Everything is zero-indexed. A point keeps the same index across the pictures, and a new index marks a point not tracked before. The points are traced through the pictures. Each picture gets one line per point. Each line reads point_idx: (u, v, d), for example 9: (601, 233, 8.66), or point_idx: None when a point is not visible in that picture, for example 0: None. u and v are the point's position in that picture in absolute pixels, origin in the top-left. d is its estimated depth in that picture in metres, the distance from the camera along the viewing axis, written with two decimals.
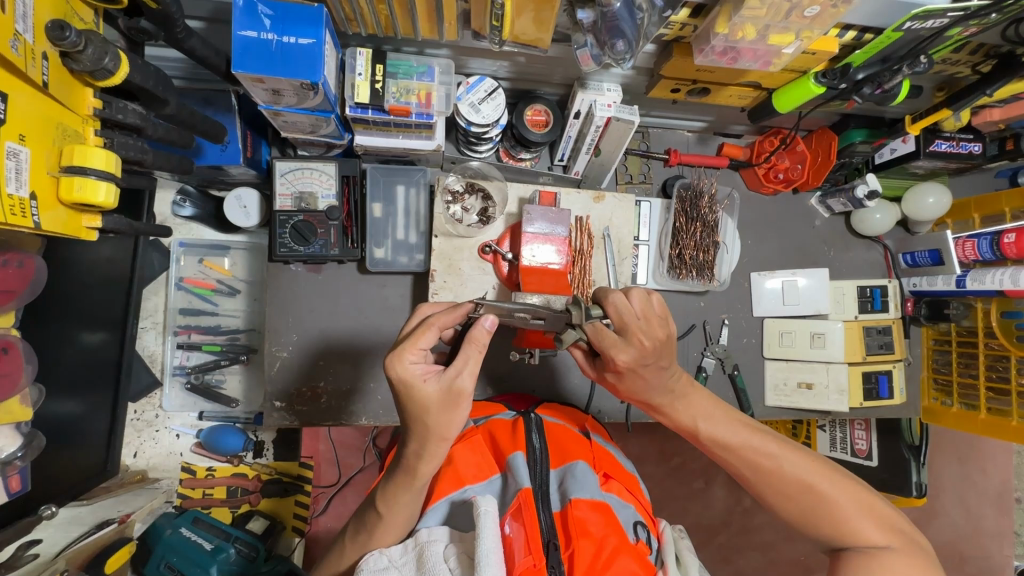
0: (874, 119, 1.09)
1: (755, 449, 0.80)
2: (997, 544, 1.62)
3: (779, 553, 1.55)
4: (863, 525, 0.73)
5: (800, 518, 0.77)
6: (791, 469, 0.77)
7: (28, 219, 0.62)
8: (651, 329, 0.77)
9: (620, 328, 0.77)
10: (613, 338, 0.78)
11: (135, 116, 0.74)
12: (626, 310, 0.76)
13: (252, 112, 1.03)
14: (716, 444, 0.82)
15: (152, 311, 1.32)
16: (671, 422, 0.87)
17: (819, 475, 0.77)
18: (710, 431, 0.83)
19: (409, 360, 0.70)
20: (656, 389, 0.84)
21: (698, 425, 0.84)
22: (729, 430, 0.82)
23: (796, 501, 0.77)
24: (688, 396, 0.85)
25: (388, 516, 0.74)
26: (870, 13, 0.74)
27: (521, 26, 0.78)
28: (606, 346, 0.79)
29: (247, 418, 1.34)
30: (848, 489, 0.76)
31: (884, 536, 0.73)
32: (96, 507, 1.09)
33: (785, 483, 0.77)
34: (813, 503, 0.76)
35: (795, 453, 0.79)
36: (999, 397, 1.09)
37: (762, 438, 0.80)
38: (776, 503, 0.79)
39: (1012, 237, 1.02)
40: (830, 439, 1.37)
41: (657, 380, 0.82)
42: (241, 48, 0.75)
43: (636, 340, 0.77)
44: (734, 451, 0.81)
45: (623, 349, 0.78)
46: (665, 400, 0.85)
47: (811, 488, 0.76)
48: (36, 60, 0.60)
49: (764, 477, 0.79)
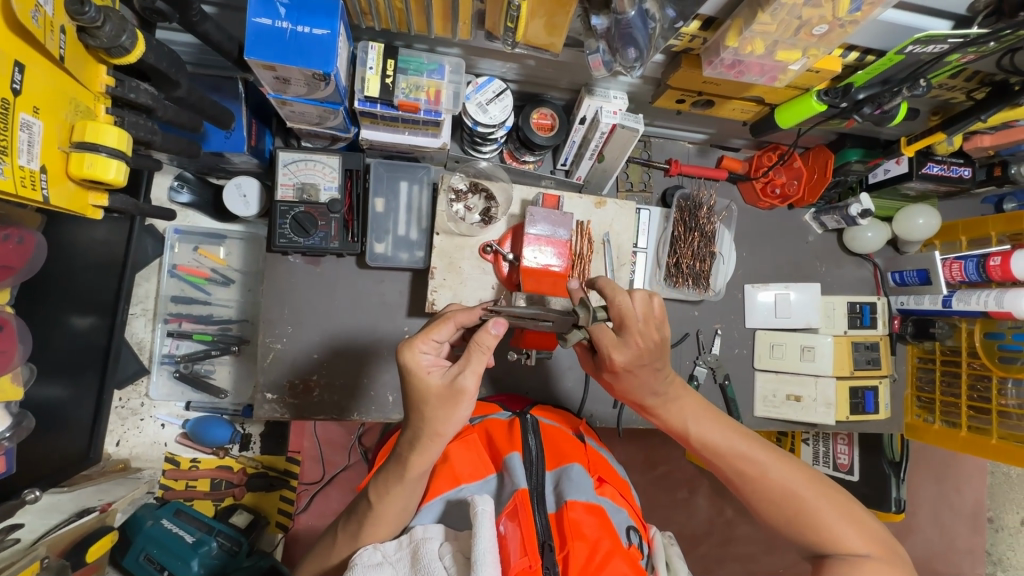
0: (870, 139, 1.12)
1: (743, 455, 0.81)
2: (969, 561, 1.66)
3: (759, 565, 1.57)
4: (845, 533, 0.74)
5: (786, 524, 0.78)
6: (778, 477, 0.78)
7: (38, 192, 0.62)
8: (648, 332, 0.79)
9: (620, 327, 0.78)
10: (613, 339, 0.79)
11: (147, 96, 0.73)
12: (627, 310, 0.77)
13: (258, 101, 1.03)
14: (706, 447, 0.83)
15: (142, 297, 1.30)
16: (663, 424, 0.88)
17: (804, 483, 0.78)
18: (702, 435, 0.84)
19: (419, 349, 0.72)
20: (650, 390, 0.84)
21: (688, 428, 0.85)
22: (721, 434, 0.83)
23: (780, 508, 0.78)
24: (681, 399, 0.86)
25: (378, 507, 0.73)
26: (872, 35, 0.77)
27: (534, 30, 0.79)
28: (602, 346, 0.80)
29: (235, 410, 1.33)
30: (832, 498, 0.77)
31: (866, 545, 0.73)
32: (77, 495, 1.06)
33: (770, 490, 0.79)
34: (797, 511, 0.77)
35: (782, 461, 0.80)
36: (980, 415, 1.11)
37: (751, 443, 0.82)
38: (760, 509, 0.80)
39: (997, 260, 1.06)
40: (813, 453, 1.39)
41: (651, 381, 0.83)
42: (254, 35, 0.74)
43: (634, 341, 0.78)
44: (723, 456, 0.82)
45: (619, 350, 0.79)
46: (657, 401, 0.86)
47: (796, 497, 0.77)
48: (54, 33, 0.60)
49: (751, 484, 0.80)
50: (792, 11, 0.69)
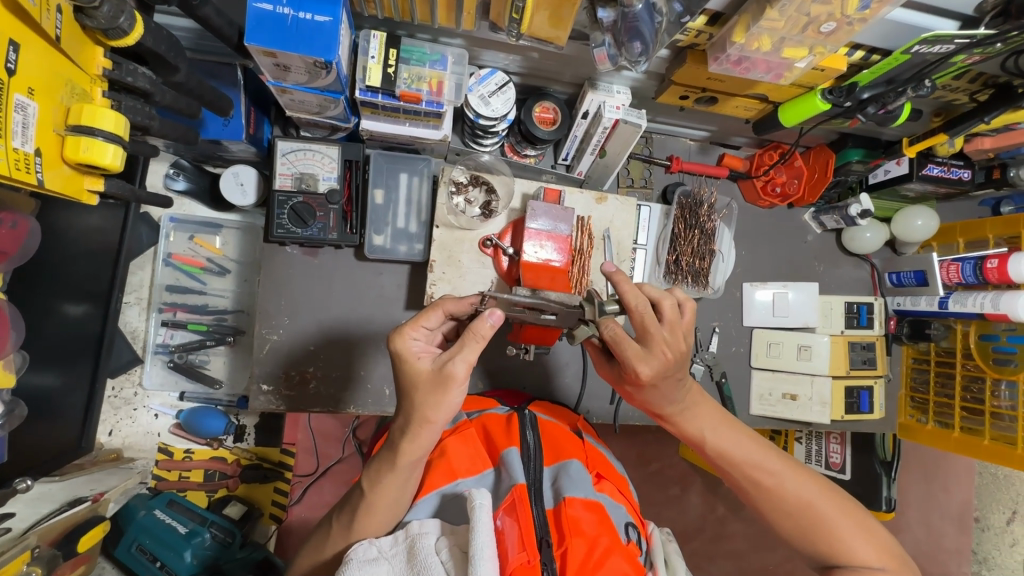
0: (871, 140, 1.10)
1: (759, 464, 0.81)
2: (956, 561, 1.67)
3: (748, 562, 1.58)
4: (858, 545, 0.75)
5: (798, 535, 0.79)
6: (794, 488, 0.79)
7: (32, 175, 0.61)
8: (674, 342, 0.78)
9: (643, 336, 0.77)
10: (636, 349, 0.76)
11: (145, 80, 0.72)
12: (649, 318, 0.76)
13: (257, 88, 1.02)
14: (721, 456, 0.83)
15: (137, 286, 1.29)
16: (678, 432, 0.86)
17: (819, 495, 0.78)
18: (717, 443, 0.83)
19: (410, 336, 0.73)
20: (671, 399, 0.82)
21: (705, 436, 0.84)
22: (736, 443, 0.83)
23: (793, 519, 0.79)
24: (698, 406, 0.85)
25: (369, 498, 0.72)
26: (880, 35, 0.77)
27: (538, 23, 0.78)
28: (626, 358, 0.77)
29: (230, 401, 1.32)
30: (845, 508, 0.78)
31: (878, 557, 0.75)
32: (68, 484, 1.07)
33: (785, 501, 0.79)
34: (811, 521, 0.77)
35: (797, 472, 0.80)
36: (972, 416, 1.13)
37: (766, 453, 0.82)
38: (774, 518, 0.80)
39: (994, 262, 1.07)
40: (806, 451, 1.41)
41: (671, 392, 0.81)
42: (254, 20, 0.73)
43: (659, 350, 0.76)
44: (737, 464, 0.82)
45: (645, 361, 0.76)
46: (674, 410, 0.84)
47: (811, 508, 0.78)
48: (50, 12, 0.59)
49: (765, 494, 0.80)
50: (800, 7, 0.68)
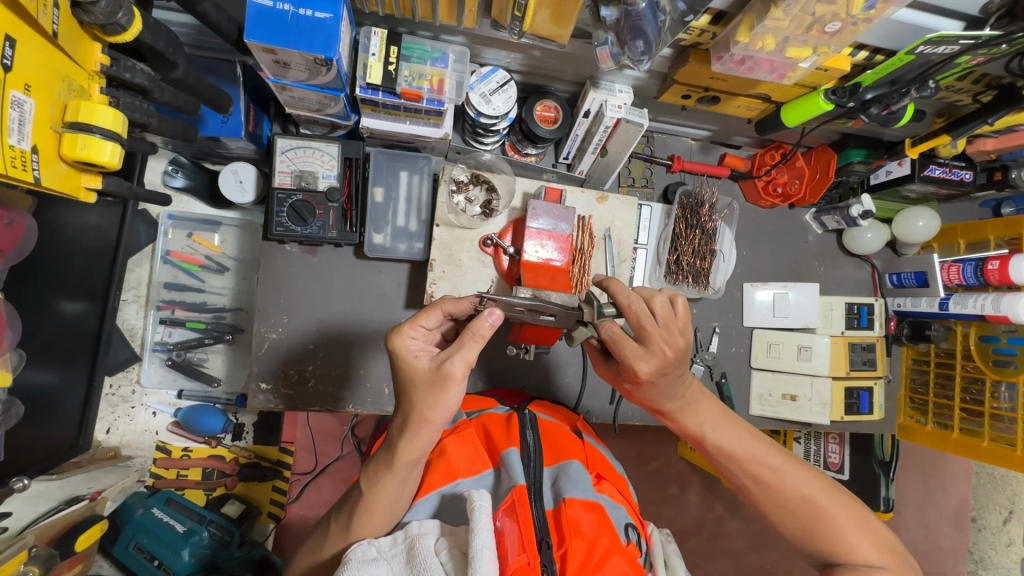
0: (874, 140, 1.10)
1: (759, 460, 0.81)
2: (952, 560, 1.67)
3: (746, 561, 1.58)
4: (858, 543, 0.75)
5: (798, 531, 0.79)
6: (794, 484, 0.79)
7: (29, 173, 0.60)
8: (673, 339, 0.77)
9: (641, 335, 0.76)
10: (635, 349, 0.76)
11: (143, 76, 0.71)
12: (645, 317, 0.76)
13: (256, 85, 1.01)
14: (721, 452, 0.83)
15: (135, 284, 1.28)
16: (678, 428, 0.86)
17: (820, 491, 0.78)
18: (717, 440, 0.83)
19: (408, 336, 0.73)
20: (671, 395, 0.82)
21: (705, 432, 0.84)
22: (736, 439, 0.82)
23: (793, 515, 0.78)
24: (698, 403, 0.84)
25: (368, 498, 0.72)
26: (884, 35, 0.76)
27: (540, 21, 0.77)
28: (625, 357, 0.76)
29: (228, 399, 1.31)
30: (846, 505, 0.78)
31: (878, 555, 0.74)
32: (67, 482, 1.06)
33: (785, 497, 0.79)
34: (812, 518, 0.77)
35: (798, 468, 0.80)
36: (972, 418, 1.12)
37: (767, 449, 0.82)
38: (774, 515, 0.80)
39: (996, 263, 1.06)
40: (805, 452, 1.38)
41: (671, 389, 0.81)
42: (254, 16, 0.72)
43: (659, 349, 0.76)
44: (737, 460, 0.82)
45: (644, 359, 0.76)
46: (674, 406, 0.84)
47: (811, 504, 0.78)
48: (47, 7, 0.58)
49: (765, 490, 0.80)
50: (805, 7, 0.68)
